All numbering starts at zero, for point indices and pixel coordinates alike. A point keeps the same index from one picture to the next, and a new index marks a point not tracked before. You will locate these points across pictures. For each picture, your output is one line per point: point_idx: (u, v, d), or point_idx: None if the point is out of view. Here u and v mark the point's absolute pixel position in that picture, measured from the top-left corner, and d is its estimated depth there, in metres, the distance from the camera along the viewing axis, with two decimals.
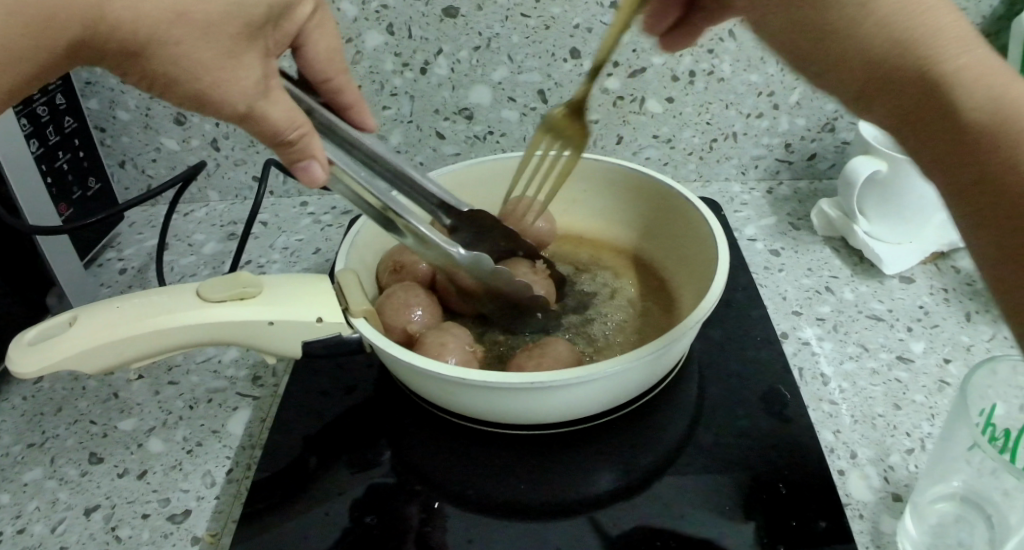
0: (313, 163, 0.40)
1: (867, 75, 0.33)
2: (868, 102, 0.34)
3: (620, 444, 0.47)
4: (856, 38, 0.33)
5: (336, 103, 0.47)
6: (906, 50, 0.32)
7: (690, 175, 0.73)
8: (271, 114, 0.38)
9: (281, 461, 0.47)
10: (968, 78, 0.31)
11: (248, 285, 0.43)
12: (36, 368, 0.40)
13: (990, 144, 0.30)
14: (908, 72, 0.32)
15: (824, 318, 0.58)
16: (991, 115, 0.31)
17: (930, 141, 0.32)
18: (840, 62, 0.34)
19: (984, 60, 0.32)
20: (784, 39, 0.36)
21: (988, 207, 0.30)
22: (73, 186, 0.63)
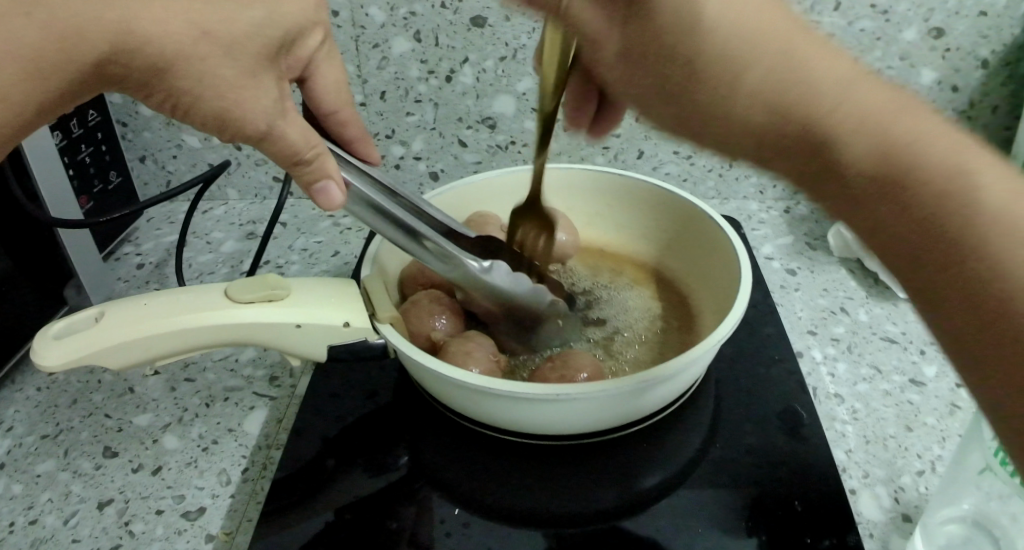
0: (330, 184, 0.39)
1: (758, 133, 0.32)
2: (771, 157, 0.33)
3: (636, 457, 0.47)
4: (733, 103, 0.32)
5: (343, 136, 0.48)
6: (779, 113, 0.31)
7: (708, 192, 0.73)
8: (289, 136, 0.38)
9: (298, 462, 0.47)
10: (852, 124, 0.30)
11: (275, 287, 0.43)
12: (62, 361, 0.40)
13: (893, 196, 0.30)
14: (789, 128, 0.31)
15: (838, 339, 0.58)
16: (879, 163, 0.30)
17: (836, 188, 0.32)
18: (727, 128, 0.33)
19: (862, 98, 0.31)
20: (648, 97, 0.35)
21: (910, 251, 0.30)
22: (94, 179, 0.64)
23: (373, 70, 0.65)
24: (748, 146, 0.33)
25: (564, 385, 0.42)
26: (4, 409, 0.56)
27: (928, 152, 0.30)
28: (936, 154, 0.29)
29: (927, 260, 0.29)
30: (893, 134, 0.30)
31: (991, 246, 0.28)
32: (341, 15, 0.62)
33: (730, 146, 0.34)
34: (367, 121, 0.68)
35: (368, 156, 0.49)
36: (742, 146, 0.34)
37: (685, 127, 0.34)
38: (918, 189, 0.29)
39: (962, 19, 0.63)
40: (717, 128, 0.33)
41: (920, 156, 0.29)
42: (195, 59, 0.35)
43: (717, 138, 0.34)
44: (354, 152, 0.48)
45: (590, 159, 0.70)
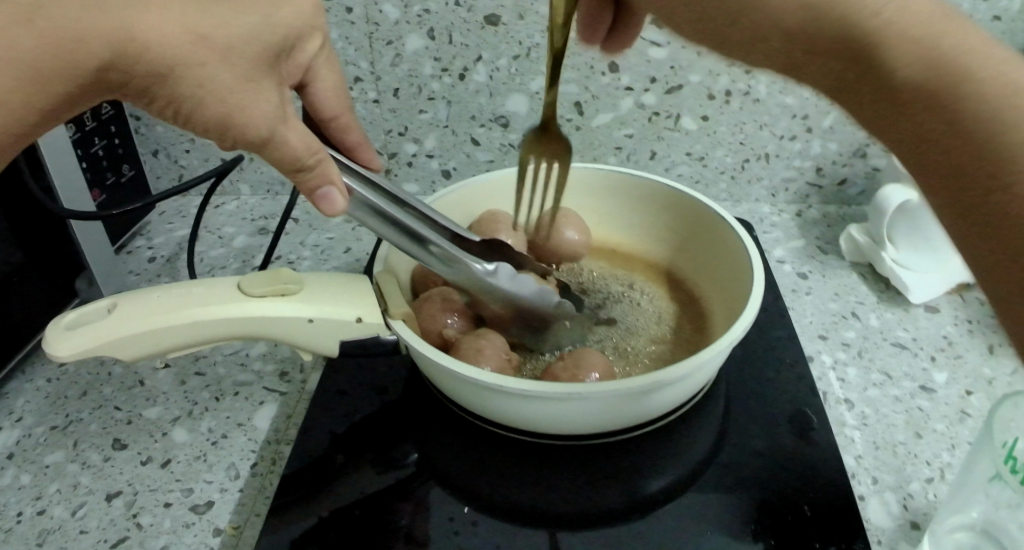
0: (333, 190, 0.40)
1: (798, 39, 0.34)
2: (804, 67, 0.35)
3: (645, 460, 0.47)
4: (768, 1, 0.34)
5: (345, 142, 0.48)
6: (816, 11, 0.33)
7: (720, 194, 0.73)
8: (290, 140, 0.38)
9: (308, 457, 0.47)
10: (895, 34, 0.32)
11: (288, 282, 0.43)
12: (75, 352, 0.40)
13: (938, 107, 0.31)
14: (828, 31, 0.33)
15: (849, 343, 0.58)
16: (926, 71, 0.31)
17: (878, 104, 0.33)
18: (766, 31, 0.35)
19: (907, 6, 0.32)
20: (687, 9, 0.37)
21: (933, 170, 0.32)
22: (107, 172, 0.64)
23: (387, 67, 0.65)
24: (786, 54, 0.35)
25: (577, 382, 0.42)
26: (14, 400, 0.56)
27: (980, 71, 0.31)
28: (989, 69, 0.31)
29: (958, 179, 0.31)
30: (944, 49, 0.31)
31: (1021, 162, 0.30)
32: (355, 12, 0.62)
33: (767, 53, 0.36)
34: (379, 118, 0.68)
35: (369, 161, 0.49)
36: (770, 59, 0.36)
37: (715, 44, 0.37)
38: (948, 109, 0.31)
39: (976, 24, 0.63)
40: (758, 30, 0.35)
41: (968, 68, 0.31)
42: (194, 67, 0.36)
43: (748, 45, 0.36)
44: (356, 158, 0.48)
45: (602, 159, 0.70)
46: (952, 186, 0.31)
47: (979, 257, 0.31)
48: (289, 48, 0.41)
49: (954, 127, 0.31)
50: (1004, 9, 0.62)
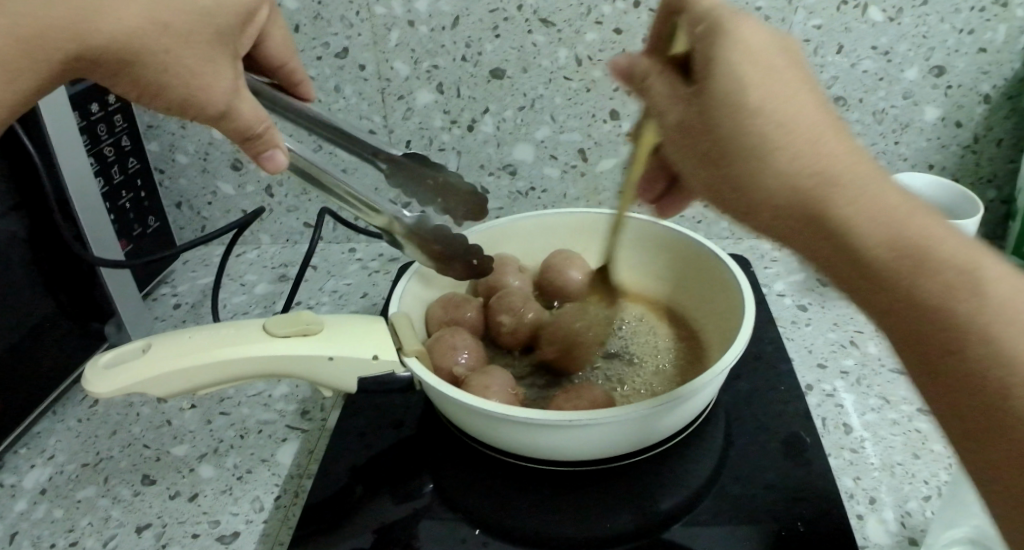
0: (276, 151, 0.44)
1: (782, 218, 0.34)
2: (789, 237, 0.34)
3: (648, 485, 0.50)
4: (757, 184, 0.33)
5: (290, 79, 0.52)
6: (805, 196, 0.32)
7: (721, 232, 0.76)
8: (242, 115, 0.42)
9: (329, 489, 0.50)
10: (869, 221, 0.32)
11: (309, 323, 0.47)
12: (111, 389, 0.43)
13: (905, 301, 0.31)
14: (813, 210, 0.32)
15: (847, 371, 0.60)
16: (893, 253, 0.31)
17: (848, 276, 0.33)
18: (757, 205, 0.34)
19: (879, 192, 0.32)
20: (700, 166, 0.36)
21: (908, 327, 0.32)
22: (133, 223, 0.68)
23: (399, 120, 0.69)
24: (765, 222, 0.35)
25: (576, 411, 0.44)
26: (46, 439, 0.59)
27: (940, 250, 0.31)
28: (949, 252, 0.31)
29: (928, 347, 0.31)
30: (911, 229, 0.31)
31: (988, 338, 0.30)
32: (368, 69, 0.66)
33: (757, 226, 0.35)
34: None
35: (307, 96, 0.54)
36: (759, 226, 0.35)
37: (714, 197, 0.36)
38: (927, 282, 0.31)
39: (962, 57, 0.66)
40: (752, 208, 0.34)
41: (938, 254, 0.31)
42: (160, 53, 0.39)
43: (754, 218, 0.35)
44: (297, 93, 0.53)
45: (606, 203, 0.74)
46: (928, 350, 0.31)
47: (961, 437, 0.31)
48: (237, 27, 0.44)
49: (927, 312, 0.31)
50: (989, 42, 0.65)
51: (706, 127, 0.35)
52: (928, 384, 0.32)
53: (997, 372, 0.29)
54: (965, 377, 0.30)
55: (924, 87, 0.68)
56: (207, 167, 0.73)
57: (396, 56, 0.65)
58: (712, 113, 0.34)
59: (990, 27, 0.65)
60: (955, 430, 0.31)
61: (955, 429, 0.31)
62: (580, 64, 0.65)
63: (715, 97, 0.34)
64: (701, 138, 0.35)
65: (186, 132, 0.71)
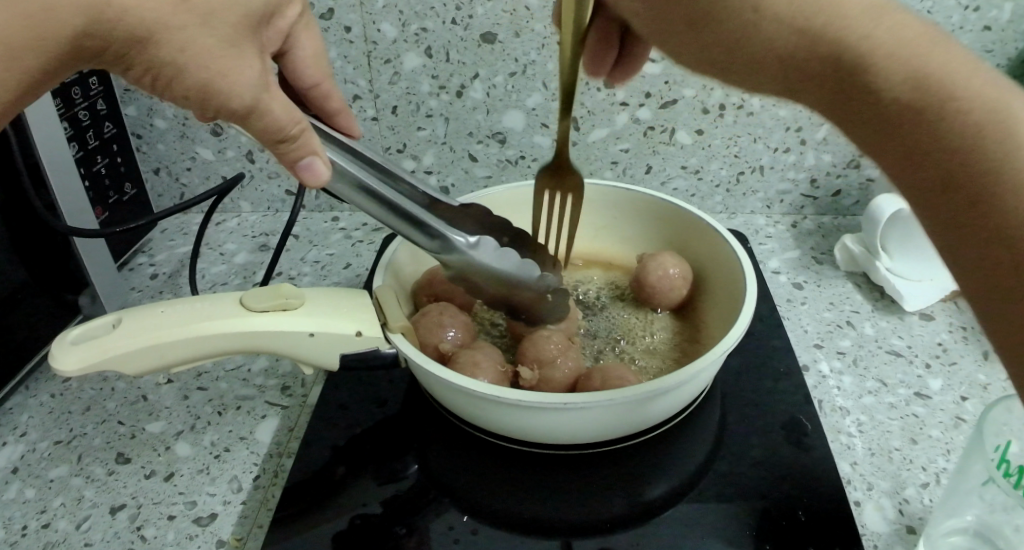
0: (316, 160, 0.39)
1: (792, 68, 0.35)
2: (801, 82, 0.36)
3: (642, 468, 0.48)
4: (762, 31, 0.35)
5: (325, 108, 0.48)
6: (809, 37, 0.34)
7: (716, 206, 0.74)
8: (272, 112, 0.37)
9: (310, 469, 0.48)
10: (885, 57, 0.33)
11: (289, 297, 0.44)
12: (79, 366, 0.41)
13: (924, 125, 0.32)
14: (821, 64, 0.34)
15: (843, 352, 0.59)
16: (912, 91, 0.32)
17: (862, 116, 0.34)
18: (762, 54, 0.36)
19: (892, 27, 0.33)
20: (686, 37, 0.38)
21: (923, 168, 0.33)
22: (109, 190, 0.65)
23: (385, 85, 0.66)
24: (777, 75, 0.36)
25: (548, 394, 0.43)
26: (18, 415, 0.56)
27: (959, 88, 0.32)
28: (975, 88, 0.32)
29: (944, 188, 0.32)
30: (929, 66, 0.32)
31: (1008, 163, 0.30)
32: (353, 31, 0.63)
33: (764, 77, 0.37)
34: (379, 135, 0.69)
35: (350, 129, 0.49)
36: (768, 82, 0.37)
37: (714, 67, 0.38)
38: (947, 116, 0.32)
39: (967, 34, 0.64)
40: (756, 62, 0.36)
41: (954, 88, 0.32)
42: (206, 60, 0.35)
43: (761, 70, 0.37)
44: (337, 126, 0.48)
45: (599, 173, 0.72)
46: (947, 200, 0.32)
47: (968, 267, 0.32)
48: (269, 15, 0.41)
49: (943, 140, 0.32)
50: (993, 19, 0.63)
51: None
52: (933, 226, 0.33)
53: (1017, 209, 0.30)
54: (984, 208, 0.31)
55: None
56: (186, 131, 0.70)
57: (383, 18, 0.62)
58: None
59: (995, 4, 0.62)
60: (962, 258, 0.32)
61: (963, 268, 0.32)
62: None
63: None
64: (681, 0, 0.37)
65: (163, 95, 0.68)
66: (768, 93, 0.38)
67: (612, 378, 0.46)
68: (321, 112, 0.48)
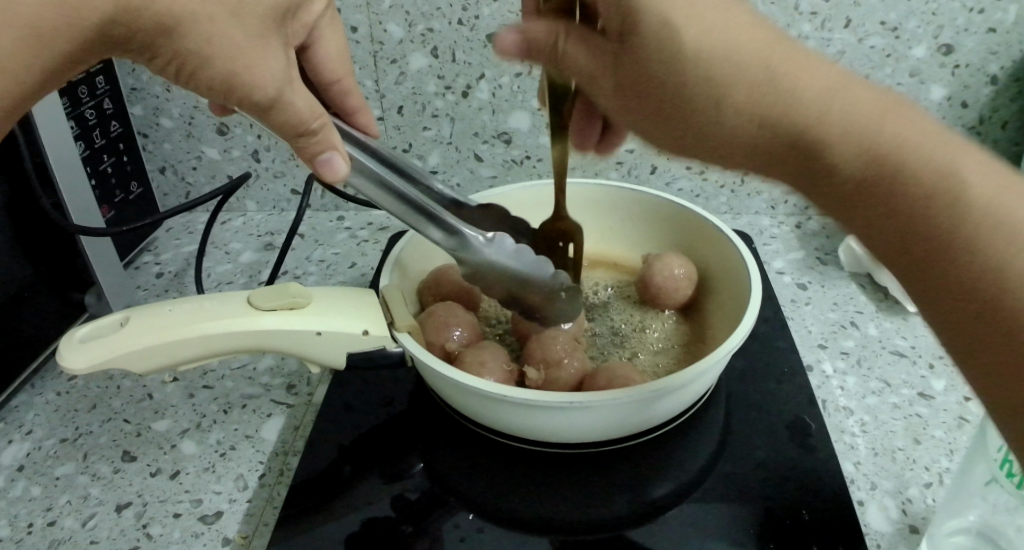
0: (335, 155, 0.39)
1: (751, 147, 0.35)
2: (766, 164, 0.36)
3: (646, 468, 0.48)
4: (725, 123, 0.35)
5: (345, 105, 0.48)
6: (766, 126, 0.34)
7: (720, 207, 0.74)
8: (295, 104, 0.37)
9: (316, 467, 0.48)
10: (839, 132, 0.33)
11: (296, 296, 0.45)
12: (87, 364, 0.41)
13: (883, 201, 0.32)
14: (780, 140, 0.34)
15: (848, 352, 0.59)
16: (867, 167, 0.32)
17: (822, 185, 0.34)
18: (725, 143, 0.36)
19: (848, 99, 0.33)
20: (660, 125, 0.38)
21: (890, 233, 0.32)
22: (116, 189, 0.65)
23: (391, 85, 0.66)
24: (743, 159, 0.36)
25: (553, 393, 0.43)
26: (24, 413, 0.57)
27: (913, 156, 0.31)
28: (924, 157, 0.31)
29: (919, 262, 0.31)
30: (882, 139, 0.32)
31: (970, 233, 0.30)
32: (360, 31, 0.63)
33: (734, 161, 0.37)
34: (384, 135, 0.69)
35: (368, 127, 0.48)
36: (739, 164, 0.37)
37: (677, 141, 0.38)
38: (899, 185, 0.32)
39: (971, 36, 0.64)
40: (722, 146, 0.36)
41: (911, 159, 0.31)
42: (216, 60, 0.36)
43: (725, 156, 0.37)
44: (356, 124, 0.48)
45: (603, 174, 0.72)
46: (925, 273, 0.31)
47: (948, 329, 0.31)
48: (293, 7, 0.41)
49: (901, 211, 0.32)
50: (998, 22, 0.63)
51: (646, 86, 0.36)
52: (917, 296, 0.32)
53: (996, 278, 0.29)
54: (952, 274, 0.30)
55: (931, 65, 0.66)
56: (192, 130, 0.70)
57: (389, 19, 0.62)
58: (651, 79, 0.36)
59: (1000, 6, 0.62)
60: (936, 321, 0.32)
61: (941, 327, 0.32)
62: None
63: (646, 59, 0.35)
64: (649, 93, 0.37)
65: (170, 94, 0.68)
66: (736, 169, 0.38)
67: (617, 377, 0.46)
68: (339, 109, 0.48)
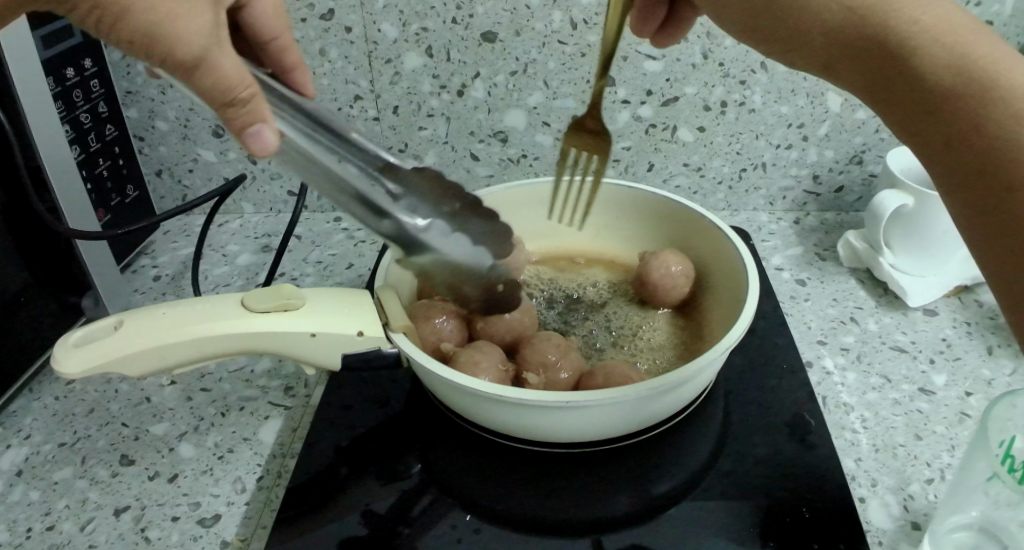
0: (263, 126, 0.38)
1: (834, 42, 0.36)
2: (838, 65, 0.37)
3: (646, 467, 0.48)
4: (811, 2, 0.36)
5: (280, 63, 0.48)
6: (856, 17, 0.35)
7: (718, 204, 0.74)
8: (222, 69, 0.36)
9: (313, 469, 0.48)
10: (929, 40, 0.34)
11: (290, 297, 0.44)
12: (81, 368, 0.41)
13: (960, 113, 0.33)
14: (864, 43, 0.35)
15: (847, 348, 0.58)
16: (955, 76, 0.33)
17: (901, 101, 0.35)
18: (804, 27, 0.37)
19: (939, 13, 0.35)
20: (737, 6, 0.39)
21: (954, 160, 0.33)
22: (112, 193, 0.65)
23: (386, 85, 0.66)
24: (817, 53, 0.37)
25: (550, 392, 0.43)
26: (23, 417, 0.57)
27: (1006, 77, 0.33)
28: (1014, 80, 0.32)
29: (980, 174, 0.33)
30: (974, 57, 0.33)
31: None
32: (354, 31, 0.63)
33: (803, 55, 0.38)
34: (380, 135, 0.69)
35: (304, 87, 0.49)
36: (811, 59, 0.38)
37: (751, 35, 0.39)
38: (989, 106, 0.32)
39: None
40: (800, 34, 0.37)
41: (996, 76, 0.33)
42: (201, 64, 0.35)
43: (793, 47, 0.38)
44: (292, 82, 0.48)
45: None
46: (979, 185, 0.33)
47: (1002, 255, 0.33)
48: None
49: (982, 131, 0.32)
50: (996, 14, 0.63)
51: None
52: (959, 209, 0.34)
53: None
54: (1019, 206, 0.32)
55: None
56: (188, 132, 0.70)
57: (383, 18, 0.62)
58: None
59: None
60: (984, 247, 0.33)
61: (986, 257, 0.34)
62: (576, 27, 0.62)
63: None
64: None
65: (165, 97, 0.68)
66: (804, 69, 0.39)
67: (615, 376, 0.46)
68: (274, 68, 0.48)
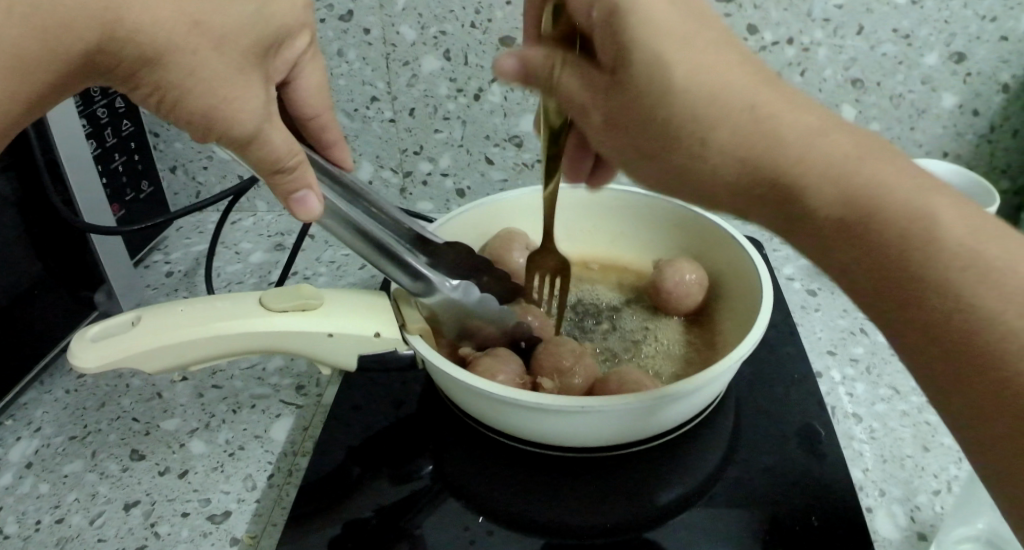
0: (308, 193, 0.41)
1: (733, 190, 0.35)
2: (746, 209, 0.36)
3: (657, 473, 0.48)
4: (706, 159, 0.35)
5: (321, 140, 0.47)
6: (750, 167, 0.34)
7: (730, 213, 0.74)
8: (274, 141, 0.38)
9: (325, 468, 0.48)
10: (816, 171, 0.33)
11: (308, 297, 0.45)
12: (97, 363, 0.41)
13: (866, 244, 0.32)
14: (762, 186, 0.34)
15: (857, 359, 0.59)
16: (845, 209, 0.32)
17: (811, 239, 0.34)
18: (703, 181, 0.36)
19: (828, 148, 0.33)
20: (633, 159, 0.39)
21: (884, 306, 0.31)
22: (126, 188, 0.65)
23: (403, 87, 0.66)
24: (725, 201, 0.36)
25: (564, 397, 0.43)
26: (33, 410, 0.57)
27: (890, 195, 0.31)
28: (900, 197, 0.31)
29: (907, 318, 0.31)
30: (860, 180, 0.32)
31: (969, 302, 0.29)
32: (372, 33, 0.63)
33: (714, 205, 0.37)
34: (395, 136, 0.69)
35: (342, 160, 0.49)
36: (715, 205, 0.37)
37: (664, 187, 0.38)
38: (885, 233, 0.31)
39: (984, 44, 0.63)
40: (701, 181, 0.36)
41: (885, 204, 0.31)
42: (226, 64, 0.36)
43: (703, 197, 0.37)
44: (331, 158, 0.48)
45: None
46: (913, 336, 0.30)
47: (941, 394, 0.30)
48: (279, 44, 0.40)
49: (891, 261, 0.31)
50: (1010, 30, 0.63)
51: (629, 120, 0.37)
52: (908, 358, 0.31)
53: (989, 341, 0.28)
54: (930, 319, 0.30)
55: (943, 73, 0.65)
56: None
57: (402, 21, 0.63)
58: (635, 100, 0.36)
59: (1012, 14, 0.62)
60: (937, 390, 0.30)
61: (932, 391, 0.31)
62: None
63: (635, 81, 0.36)
64: (629, 118, 0.37)
65: None
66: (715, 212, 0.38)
67: (628, 382, 0.46)
68: (315, 142, 0.48)
